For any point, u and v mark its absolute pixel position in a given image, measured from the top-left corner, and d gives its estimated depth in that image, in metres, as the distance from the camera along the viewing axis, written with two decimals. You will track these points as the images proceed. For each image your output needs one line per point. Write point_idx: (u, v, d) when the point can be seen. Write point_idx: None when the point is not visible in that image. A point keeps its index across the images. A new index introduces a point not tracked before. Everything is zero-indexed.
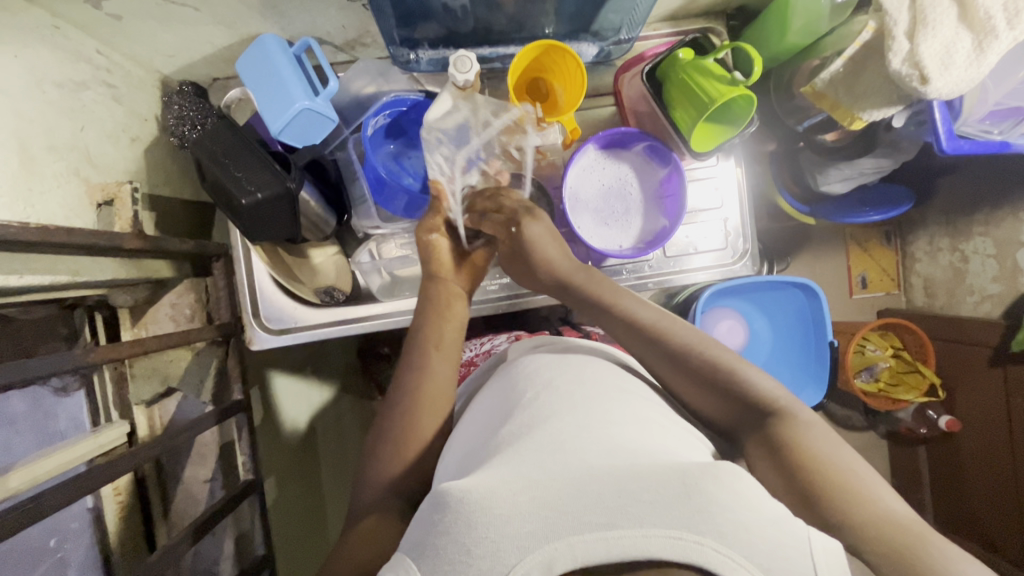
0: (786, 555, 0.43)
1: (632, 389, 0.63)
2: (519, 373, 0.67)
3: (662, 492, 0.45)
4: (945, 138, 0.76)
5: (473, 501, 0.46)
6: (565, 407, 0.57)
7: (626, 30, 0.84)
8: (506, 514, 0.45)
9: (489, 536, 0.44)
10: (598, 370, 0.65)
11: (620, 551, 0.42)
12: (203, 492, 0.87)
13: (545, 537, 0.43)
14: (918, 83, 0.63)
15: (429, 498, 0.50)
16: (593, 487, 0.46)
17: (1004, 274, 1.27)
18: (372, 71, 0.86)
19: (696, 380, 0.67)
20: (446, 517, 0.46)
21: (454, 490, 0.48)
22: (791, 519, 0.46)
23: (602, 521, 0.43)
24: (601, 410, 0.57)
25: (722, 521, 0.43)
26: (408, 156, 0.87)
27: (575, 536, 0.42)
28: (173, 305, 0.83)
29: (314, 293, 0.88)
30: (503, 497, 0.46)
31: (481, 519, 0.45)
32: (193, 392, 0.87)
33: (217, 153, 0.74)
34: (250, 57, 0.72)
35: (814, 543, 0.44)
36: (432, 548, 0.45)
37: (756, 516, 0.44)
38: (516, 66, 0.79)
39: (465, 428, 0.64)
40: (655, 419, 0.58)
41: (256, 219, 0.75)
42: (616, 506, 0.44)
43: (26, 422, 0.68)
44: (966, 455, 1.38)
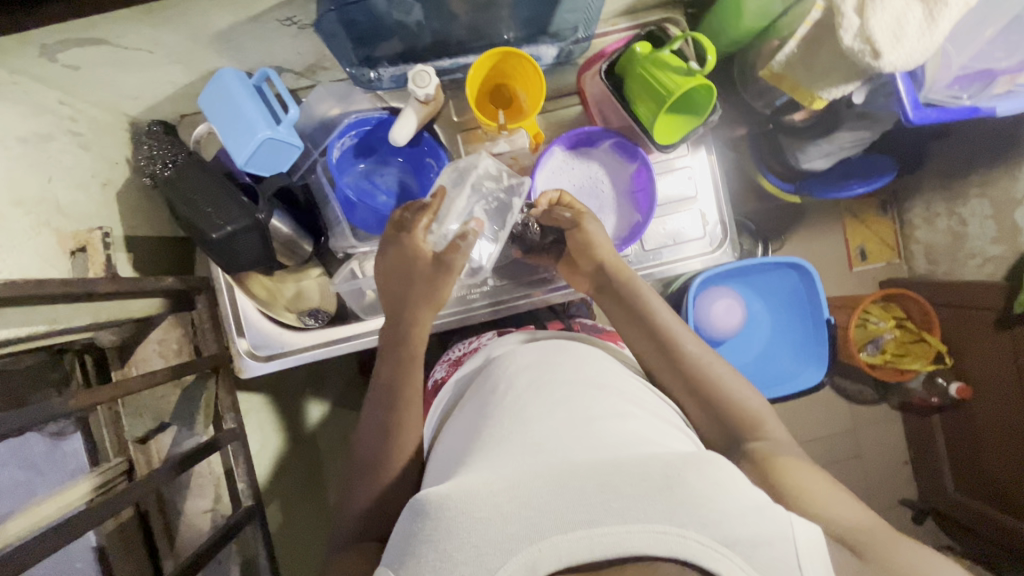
0: (769, 540, 0.45)
1: (609, 381, 0.63)
2: (500, 370, 0.66)
3: (645, 485, 0.45)
4: (911, 108, 0.74)
5: (454, 505, 0.46)
6: (547, 405, 0.57)
7: (582, 28, 0.85)
8: (487, 515, 0.45)
9: (470, 541, 0.44)
10: (579, 364, 0.65)
11: (603, 547, 0.42)
12: (206, 521, 0.87)
13: (529, 538, 0.43)
14: (871, 57, 0.62)
15: (411, 504, 0.50)
16: (575, 483, 0.46)
17: (1004, 235, 1.29)
18: (335, 94, 0.86)
19: (684, 382, 0.69)
20: (427, 525, 0.47)
21: (434, 494, 0.48)
22: (773, 506, 0.48)
23: (584, 518, 0.43)
24: (580, 405, 0.57)
25: (704, 512, 0.44)
26: (379, 173, 0.90)
27: (557, 535, 0.43)
28: (160, 341, 0.84)
29: (298, 317, 0.91)
30: (483, 499, 0.46)
31: (461, 525, 0.45)
32: (185, 425, 0.87)
33: (185, 190, 0.74)
34: (211, 93, 0.74)
35: (797, 526, 0.47)
36: (415, 557, 0.45)
37: (738, 506, 0.46)
38: (474, 75, 0.79)
39: (451, 428, 0.65)
40: (634, 410, 0.59)
41: (230, 253, 0.75)
42: (598, 503, 0.44)
43: (43, 461, 0.71)
44: (981, 421, 1.38)
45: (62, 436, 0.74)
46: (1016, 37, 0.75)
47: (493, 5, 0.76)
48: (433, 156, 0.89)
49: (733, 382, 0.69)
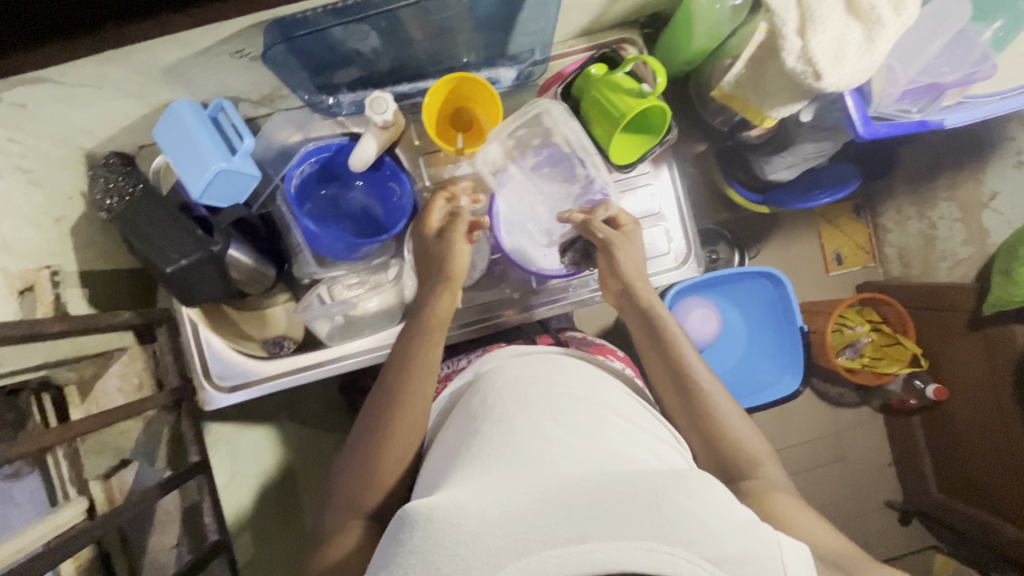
0: (756, 558, 0.45)
1: (600, 400, 0.65)
2: (489, 386, 0.67)
3: (633, 501, 0.46)
4: (861, 123, 0.75)
5: (442, 519, 0.47)
6: (539, 422, 0.58)
7: (539, 51, 0.86)
8: (475, 530, 0.45)
9: (457, 554, 0.44)
10: (572, 382, 0.67)
11: (593, 565, 0.41)
12: (172, 558, 0.84)
13: (517, 553, 0.43)
14: (813, 78, 0.63)
15: (398, 517, 0.51)
16: (564, 498, 0.47)
17: (973, 236, 1.34)
18: (295, 121, 0.87)
19: (687, 411, 0.73)
20: (415, 536, 0.47)
21: (422, 508, 0.49)
22: (759, 526, 0.49)
23: (572, 534, 0.43)
24: (572, 423, 0.58)
25: (692, 528, 0.45)
26: (344, 198, 0.90)
27: (546, 551, 0.43)
28: (120, 375, 0.83)
29: (263, 346, 0.90)
30: (472, 513, 0.47)
31: (449, 538, 0.45)
32: (146, 460, 0.86)
33: (139, 224, 0.73)
34: (165, 125, 0.73)
35: (782, 546, 0.48)
36: (402, 568, 0.46)
37: (725, 524, 0.47)
38: (430, 101, 0.79)
39: (441, 446, 0.65)
40: (621, 429, 0.60)
41: (187, 285, 0.74)
42: (587, 519, 0.44)
43: (22, 495, 0.72)
44: (958, 421, 1.40)
45: (17, 476, 0.72)
46: (956, 52, 0.78)
47: (447, 31, 0.77)
48: (396, 180, 0.88)
49: (732, 415, 0.72)
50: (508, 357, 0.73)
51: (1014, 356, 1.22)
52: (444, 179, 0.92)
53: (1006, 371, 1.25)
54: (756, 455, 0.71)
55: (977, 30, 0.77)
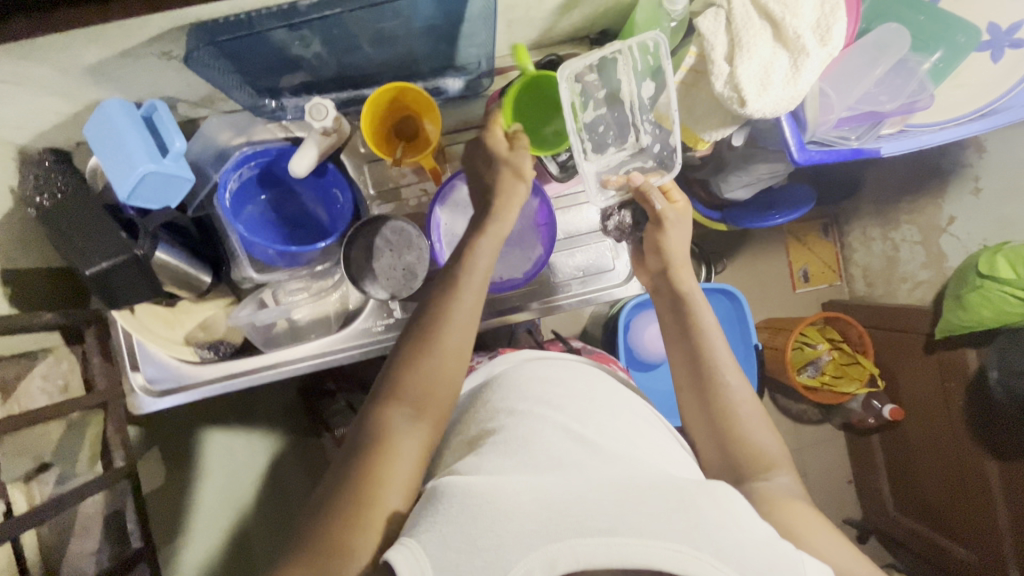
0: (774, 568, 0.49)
1: (623, 411, 0.70)
2: (513, 384, 0.71)
3: (661, 505, 0.50)
4: (796, 149, 0.75)
5: (478, 497, 0.51)
6: (568, 428, 0.63)
7: (486, 61, 0.86)
8: (510, 511, 0.50)
9: (492, 530, 0.49)
10: (596, 391, 0.72)
11: (619, 556, 0.46)
12: (90, 565, 0.81)
13: (549, 537, 0.47)
14: (739, 104, 0.63)
15: (432, 492, 0.55)
16: (593, 495, 0.51)
17: (932, 261, 1.36)
18: (235, 124, 0.86)
19: (704, 415, 0.72)
20: (449, 509, 0.51)
21: (458, 485, 0.53)
22: (782, 541, 0.52)
23: (604, 527, 0.48)
24: (599, 431, 0.63)
25: (716, 535, 0.48)
26: (286, 203, 0.89)
27: (576, 539, 0.47)
28: (44, 376, 0.79)
29: (195, 350, 0.89)
30: (508, 496, 0.51)
31: (485, 514, 0.50)
32: (69, 465, 0.81)
33: (63, 224, 0.72)
34: (93, 121, 0.71)
35: (804, 560, 0.51)
36: (438, 536, 0.49)
37: (752, 535, 0.50)
38: (370, 108, 0.78)
39: (468, 433, 0.69)
40: (640, 440, 0.65)
41: (108, 287, 0.74)
42: (617, 516, 0.49)
43: None
44: (913, 441, 1.41)
45: None
46: (896, 82, 0.79)
47: (388, 40, 0.76)
48: (338, 187, 0.87)
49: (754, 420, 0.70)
50: (524, 360, 0.77)
51: (967, 380, 1.23)
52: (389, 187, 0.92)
53: (958, 395, 1.26)
54: (773, 457, 0.68)
55: (917, 61, 0.79)
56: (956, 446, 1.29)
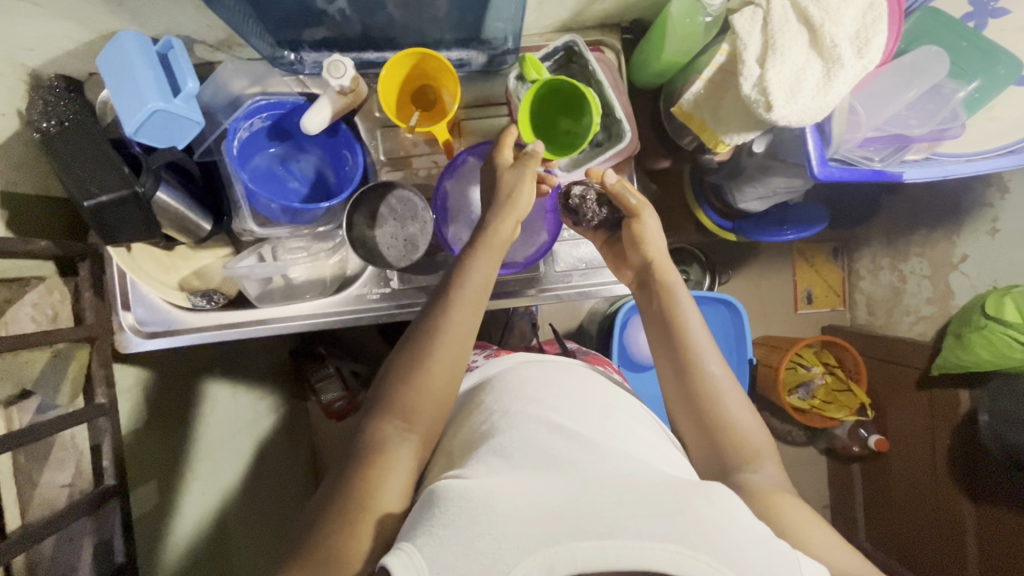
0: (777, 568, 0.46)
1: (620, 416, 0.69)
2: (513, 388, 0.70)
3: (658, 506, 0.48)
4: (817, 163, 0.73)
5: (474, 504, 0.50)
6: (562, 432, 0.62)
7: (513, 39, 0.84)
8: (506, 515, 0.48)
9: (489, 533, 0.47)
10: (591, 395, 0.72)
11: (617, 560, 0.44)
12: (61, 496, 0.80)
13: (546, 541, 0.45)
14: (764, 108, 0.61)
15: (428, 499, 0.54)
16: (591, 498, 0.49)
17: (937, 296, 1.35)
18: (250, 71, 0.84)
19: (695, 424, 0.72)
20: (446, 516, 0.50)
21: (454, 490, 0.52)
22: (781, 542, 0.49)
23: (600, 529, 0.45)
24: (593, 434, 0.62)
25: (715, 536, 0.46)
26: (295, 159, 0.88)
27: (574, 542, 0.45)
28: (34, 305, 0.78)
29: (188, 297, 0.89)
30: (505, 500, 0.49)
31: (482, 519, 0.48)
32: (49, 397, 0.79)
33: (62, 152, 0.70)
34: (107, 53, 0.70)
35: (804, 564, 0.48)
36: (433, 539, 0.48)
37: (749, 533, 0.48)
38: (388, 73, 0.77)
39: (467, 440, 0.67)
40: (634, 444, 0.64)
41: (106, 222, 0.73)
42: (612, 518, 0.46)
43: None
44: (893, 473, 1.42)
45: None
46: (928, 107, 0.77)
47: (415, 4, 0.75)
48: (349, 149, 0.85)
49: (739, 415, 0.71)
50: (520, 363, 0.77)
51: (956, 421, 1.24)
52: (401, 156, 0.90)
53: (946, 435, 1.26)
54: (758, 451, 0.70)
55: (952, 88, 0.76)
56: (936, 483, 1.30)
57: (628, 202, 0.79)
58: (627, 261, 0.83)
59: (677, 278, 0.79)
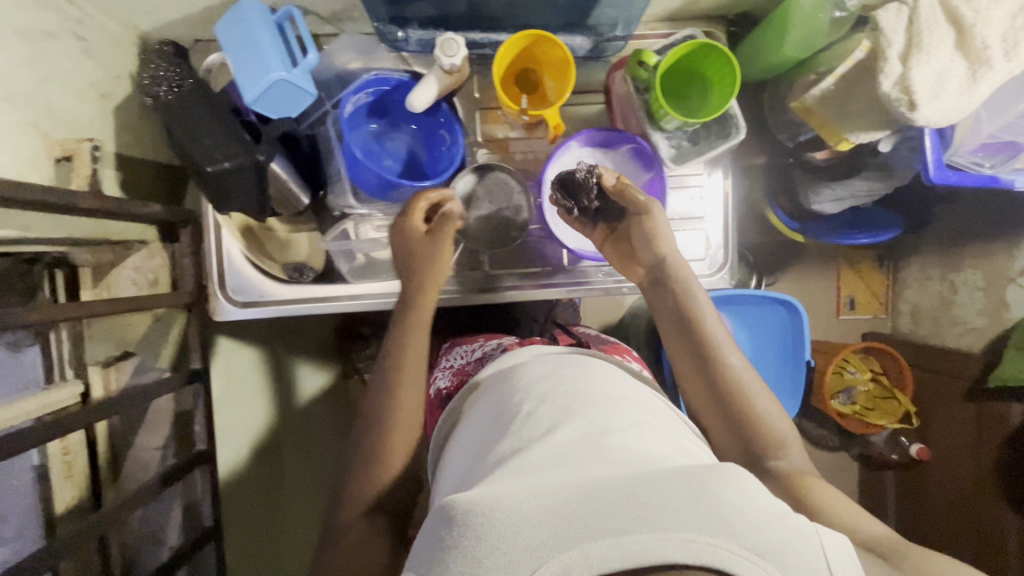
0: (798, 549, 0.41)
1: (630, 390, 0.60)
2: (509, 380, 0.62)
3: (673, 491, 0.41)
4: (935, 166, 0.73)
5: (479, 513, 0.43)
6: (564, 413, 0.53)
7: (622, 27, 0.83)
8: (514, 524, 0.41)
9: (500, 547, 0.40)
10: (598, 370, 0.62)
11: (636, 557, 0.38)
12: (154, 458, 0.85)
13: (558, 546, 0.39)
14: (906, 107, 0.61)
15: (436, 512, 0.47)
16: (603, 491, 0.42)
17: (990, 308, 1.28)
18: (357, 46, 0.84)
19: (720, 418, 0.70)
20: (454, 532, 0.43)
21: (459, 502, 0.44)
22: (796, 516, 0.45)
23: (615, 526, 0.39)
24: (603, 412, 0.53)
25: (734, 519, 0.40)
26: (390, 137, 0.87)
27: (589, 543, 0.39)
28: (137, 268, 0.82)
29: (281, 270, 0.89)
30: (508, 505, 0.42)
31: (490, 530, 0.41)
32: (150, 356, 0.86)
33: (186, 120, 0.71)
34: (230, 20, 0.70)
35: (823, 537, 0.44)
36: (443, 564, 0.42)
37: (766, 512, 0.43)
38: (504, 54, 0.76)
39: (465, 432, 0.60)
40: (646, 418, 0.55)
41: (222, 189, 0.72)
42: (626, 511, 0.40)
43: None
44: (932, 482, 1.43)
45: (17, 347, 0.73)
46: None
47: None
48: (447, 129, 0.85)
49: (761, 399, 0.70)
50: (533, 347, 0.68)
51: (1007, 434, 1.22)
52: (496, 139, 0.90)
53: (993, 448, 1.25)
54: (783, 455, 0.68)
55: None
56: (980, 495, 1.29)
57: (635, 199, 0.76)
58: (636, 259, 0.79)
59: (689, 271, 0.77)
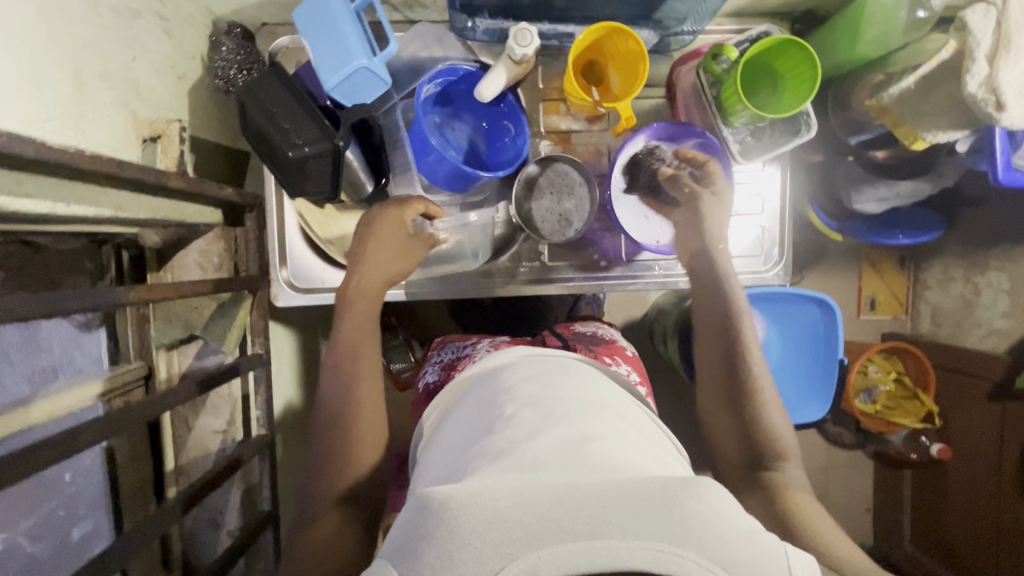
0: (765, 562, 0.42)
1: (610, 400, 0.59)
2: (497, 380, 0.61)
3: (643, 502, 0.42)
4: (1003, 169, 0.74)
5: (456, 509, 0.43)
6: (546, 416, 0.53)
7: (691, 21, 0.83)
8: (488, 521, 0.42)
9: (472, 542, 0.41)
10: (579, 376, 0.61)
11: (602, 562, 0.39)
12: (215, 441, 0.85)
13: (530, 545, 0.41)
14: (994, 108, 0.62)
15: (413, 502, 0.47)
16: (575, 495, 0.43)
17: (1016, 311, 1.25)
18: (428, 36, 0.85)
19: (733, 415, 0.72)
20: (429, 524, 0.43)
21: (437, 494, 0.44)
22: (764, 530, 0.45)
23: (582, 531, 0.41)
24: (580, 418, 0.54)
25: (701, 533, 0.41)
26: (451, 127, 0.86)
27: (559, 544, 0.40)
28: (202, 252, 0.81)
29: (342, 256, 0.87)
30: (486, 503, 0.43)
31: (465, 526, 0.42)
32: (214, 340, 0.82)
33: (266, 103, 0.72)
34: (310, 6, 0.70)
35: (789, 555, 0.43)
36: (415, 554, 0.42)
37: (736, 529, 0.43)
38: (579, 45, 0.76)
39: (446, 428, 0.60)
40: (625, 427, 0.55)
41: (302, 174, 0.73)
42: (597, 517, 0.41)
43: (18, 355, 0.65)
44: (951, 484, 1.40)
45: (87, 327, 0.74)
46: None
47: None
48: (511, 119, 0.84)
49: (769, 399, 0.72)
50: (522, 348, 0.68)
51: None
52: (557, 131, 0.91)
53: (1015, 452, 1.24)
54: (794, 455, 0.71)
55: None
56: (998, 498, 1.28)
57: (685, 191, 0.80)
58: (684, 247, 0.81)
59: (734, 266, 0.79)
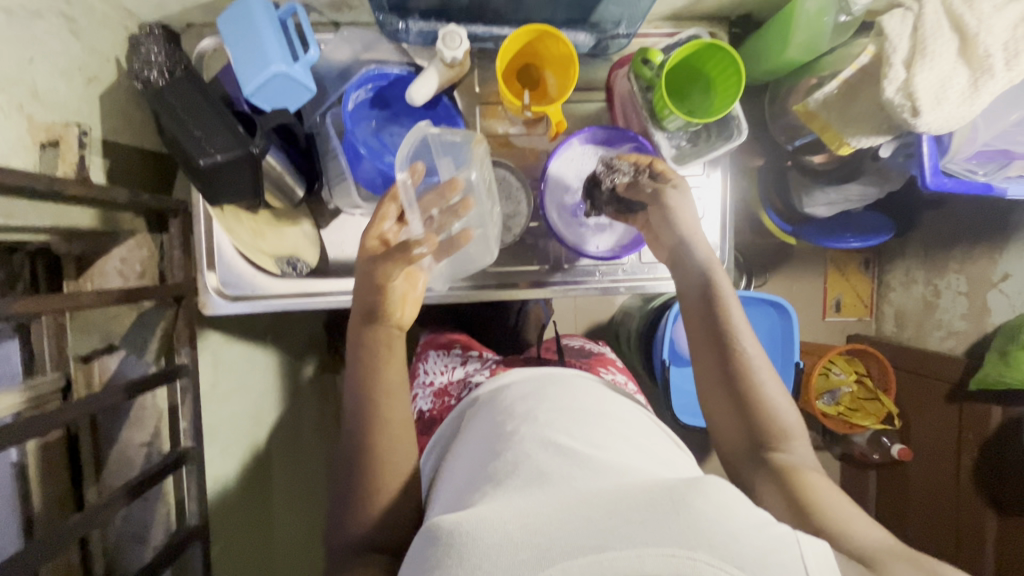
0: (781, 561, 0.40)
1: (617, 413, 0.58)
2: (498, 399, 0.60)
3: (651, 509, 0.41)
4: (931, 173, 0.74)
5: (465, 534, 0.41)
6: (554, 432, 0.51)
7: (625, 24, 0.81)
8: (499, 544, 0.39)
9: (482, 567, 0.39)
10: (584, 391, 0.60)
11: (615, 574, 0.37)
12: (139, 455, 0.82)
13: (542, 564, 0.38)
14: (910, 113, 0.62)
15: (422, 531, 0.45)
16: (582, 509, 0.41)
17: (973, 312, 1.27)
18: (355, 42, 0.84)
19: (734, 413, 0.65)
20: (438, 554, 0.41)
21: (446, 520, 0.43)
22: (777, 524, 0.43)
23: (595, 542, 0.38)
24: (587, 432, 0.52)
25: (712, 533, 0.39)
26: (389, 131, 0.82)
27: (568, 561, 0.38)
28: (123, 260, 0.78)
29: (274, 262, 0.85)
30: (492, 526, 0.41)
31: (474, 551, 0.40)
32: (135, 351, 0.81)
33: (178, 108, 0.69)
34: (231, 11, 0.68)
35: (802, 547, 0.42)
36: None
37: (746, 526, 0.41)
38: (508, 48, 0.75)
39: (453, 456, 0.57)
40: (633, 440, 0.54)
41: (216, 180, 0.71)
42: (609, 528, 0.39)
43: None
44: (913, 486, 1.39)
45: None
46: None
47: None
48: (448, 123, 0.83)
49: (766, 384, 0.65)
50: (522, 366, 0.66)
51: (984, 435, 1.22)
52: (496, 134, 0.90)
53: (972, 447, 1.24)
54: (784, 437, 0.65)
55: None
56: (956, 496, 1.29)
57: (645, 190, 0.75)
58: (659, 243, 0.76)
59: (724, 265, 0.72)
